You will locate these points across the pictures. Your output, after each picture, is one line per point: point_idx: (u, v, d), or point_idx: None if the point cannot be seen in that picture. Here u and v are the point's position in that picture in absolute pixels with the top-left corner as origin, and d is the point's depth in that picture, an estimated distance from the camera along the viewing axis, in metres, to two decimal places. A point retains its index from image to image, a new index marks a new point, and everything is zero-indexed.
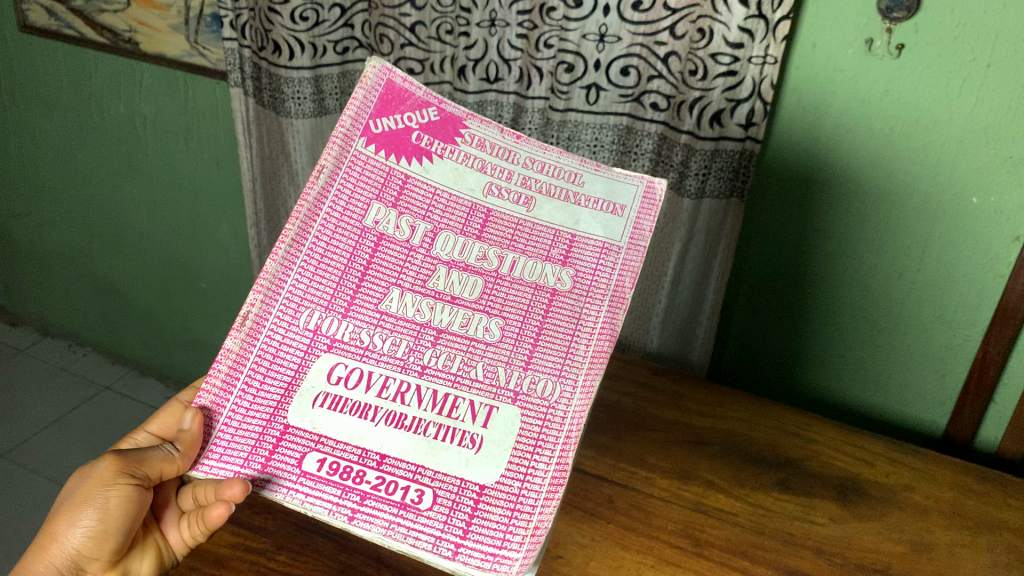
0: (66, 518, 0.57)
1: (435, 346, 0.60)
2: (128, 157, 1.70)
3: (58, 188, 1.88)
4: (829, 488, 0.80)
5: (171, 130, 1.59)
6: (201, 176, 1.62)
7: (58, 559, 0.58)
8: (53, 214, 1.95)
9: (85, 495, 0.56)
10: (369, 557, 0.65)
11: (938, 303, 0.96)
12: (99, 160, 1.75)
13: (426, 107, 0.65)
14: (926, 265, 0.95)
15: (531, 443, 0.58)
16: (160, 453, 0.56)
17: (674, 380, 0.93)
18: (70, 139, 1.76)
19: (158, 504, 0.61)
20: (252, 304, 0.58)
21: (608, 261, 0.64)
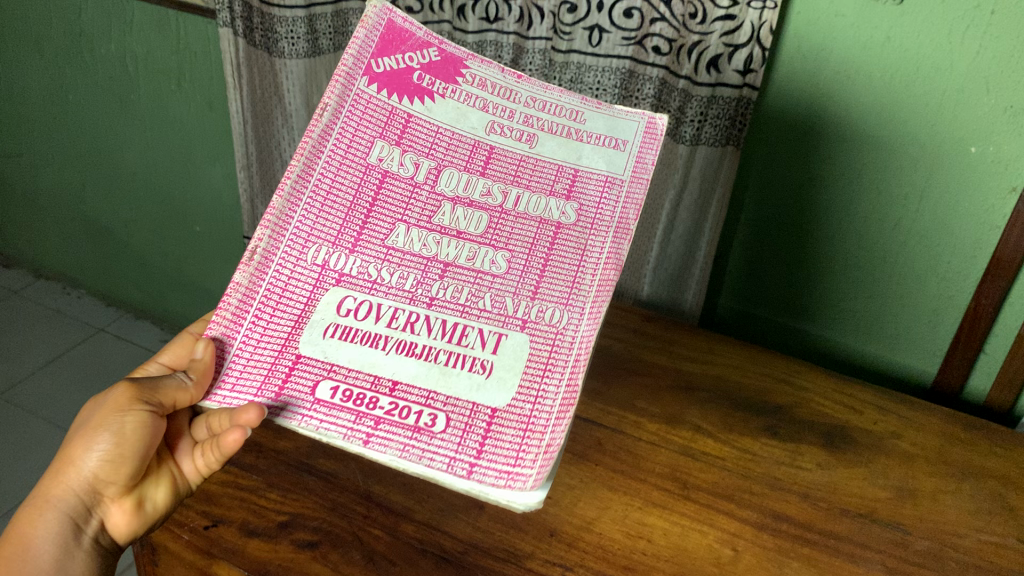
0: (82, 442, 0.57)
1: (446, 276, 0.62)
2: (121, 98, 1.58)
3: (48, 130, 1.74)
4: (817, 434, 0.80)
5: (164, 69, 1.48)
6: (195, 119, 1.51)
7: (74, 484, 0.58)
8: (42, 160, 1.81)
9: (101, 419, 0.57)
10: (358, 496, 0.69)
11: (936, 256, 0.99)
12: (90, 100, 1.62)
13: (426, 48, 0.67)
14: (921, 222, 0.98)
15: (543, 363, 0.58)
16: (174, 382, 0.57)
17: (666, 328, 0.95)
18: (60, 78, 1.63)
19: (172, 433, 0.62)
20: (260, 239, 0.59)
21: (612, 194, 0.66)
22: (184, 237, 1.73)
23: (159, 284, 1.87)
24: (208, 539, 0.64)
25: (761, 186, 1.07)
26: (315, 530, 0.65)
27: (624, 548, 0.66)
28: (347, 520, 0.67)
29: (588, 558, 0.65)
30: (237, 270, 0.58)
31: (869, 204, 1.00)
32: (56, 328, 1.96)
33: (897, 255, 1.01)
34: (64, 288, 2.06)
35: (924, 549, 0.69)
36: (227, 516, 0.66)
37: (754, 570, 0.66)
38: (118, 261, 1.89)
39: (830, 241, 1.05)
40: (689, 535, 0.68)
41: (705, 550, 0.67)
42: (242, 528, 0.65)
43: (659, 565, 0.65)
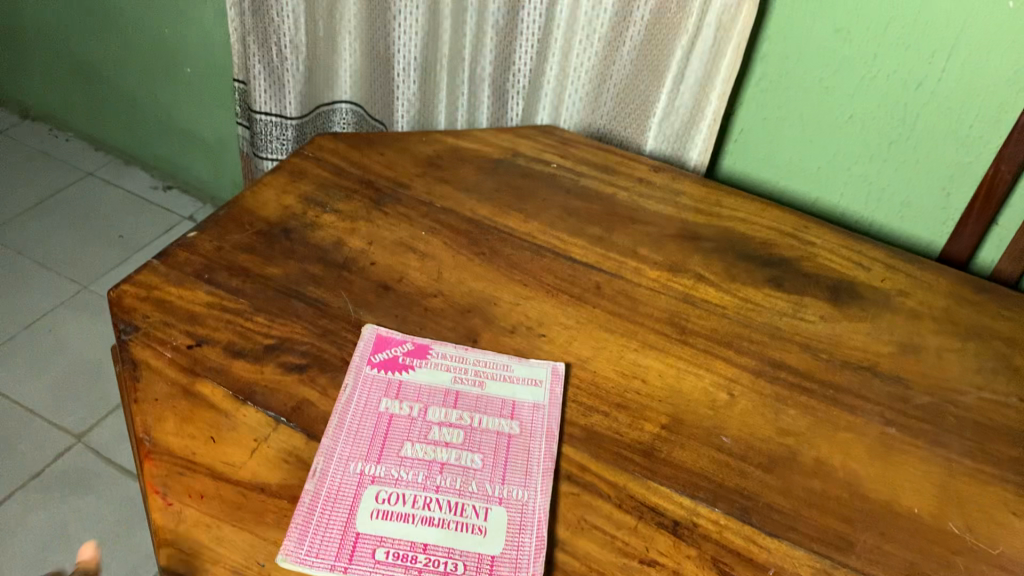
0: None
1: (444, 471, 0.57)
2: None
3: None
4: (822, 288, 0.78)
5: None
6: None
7: None
8: None
9: None
10: (349, 324, 0.67)
11: (946, 138, 0.92)
12: None
13: (407, 340, 0.67)
14: (921, 121, 0.92)
15: (515, 525, 0.55)
16: None
17: (673, 178, 0.90)
18: None
19: None
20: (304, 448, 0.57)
21: (538, 418, 0.62)
22: (174, 77, 1.62)
23: (149, 129, 1.78)
24: (192, 358, 0.62)
25: (752, 99, 1.01)
26: (303, 354, 0.64)
27: (617, 386, 0.65)
28: (336, 347, 0.65)
29: (580, 394, 0.64)
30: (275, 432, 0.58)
31: (864, 108, 0.95)
32: (41, 168, 1.85)
33: (897, 142, 0.95)
34: (51, 129, 1.95)
35: (924, 404, 0.68)
36: (211, 337, 0.64)
37: (749, 415, 0.65)
38: (108, 101, 1.79)
39: (826, 148, 1.00)
40: (684, 378, 0.67)
41: (701, 393, 0.66)
42: (228, 350, 0.63)
43: (653, 404, 0.64)
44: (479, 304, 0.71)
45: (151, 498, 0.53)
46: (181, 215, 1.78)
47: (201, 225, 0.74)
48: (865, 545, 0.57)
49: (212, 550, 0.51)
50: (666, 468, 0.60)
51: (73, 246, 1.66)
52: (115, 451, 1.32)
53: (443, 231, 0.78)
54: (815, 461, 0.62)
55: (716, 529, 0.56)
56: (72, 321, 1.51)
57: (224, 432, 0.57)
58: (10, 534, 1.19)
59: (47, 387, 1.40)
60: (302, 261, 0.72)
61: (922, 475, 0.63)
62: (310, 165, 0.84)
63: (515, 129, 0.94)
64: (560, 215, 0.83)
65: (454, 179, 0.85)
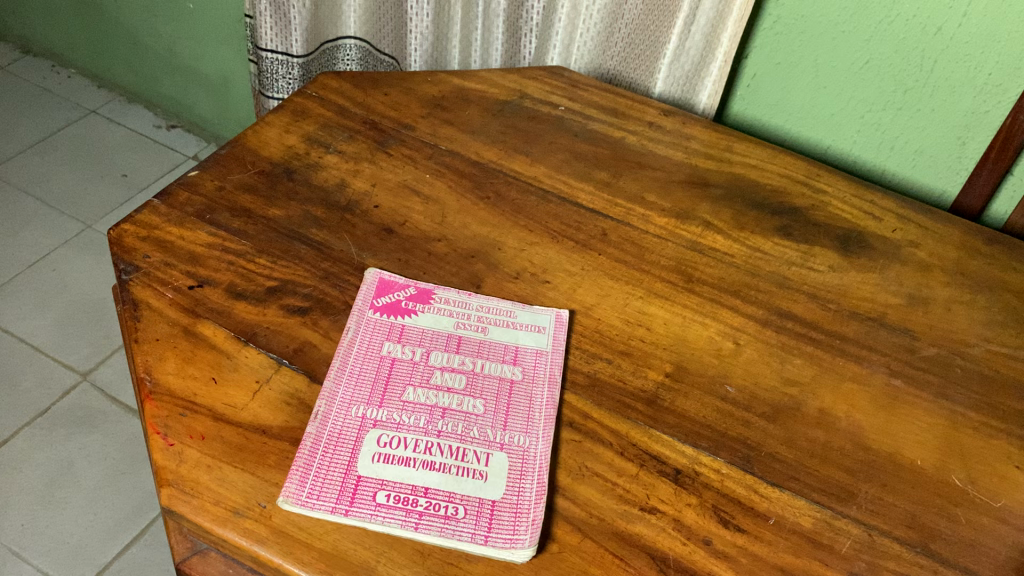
0: None
1: (445, 416, 0.57)
2: None
3: None
4: (832, 238, 0.77)
5: None
6: None
7: None
8: None
9: None
10: (351, 267, 0.66)
11: (963, 86, 0.89)
12: None
13: (410, 285, 0.66)
14: (938, 67, 0.89)
15: (516, 470, 0.55)
16: None
17: (682, 122, 0.89)
18: None
19: None
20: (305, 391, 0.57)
21: (541, 365, 0.62)
22: (176, 13, 1.59)
23: (152, 66, 1.75)
24: (193, 299, 0.62)
25: (766, 42, 0.98)
26: (305, 297, 0.63)
27: (621, 334, 0.65)
28: (339, 290, 0.64)
29: (583, 341, 0.64)
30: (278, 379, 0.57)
31: (880, 53, 0.91)
32: (44, 105, 1.82)
33: (913, 88, 0.92)
34: (53, 66, 1.92)
35: (931, 356, 0.68)
36: (212, 278, 0.63)
37: (753, 365, 0.64)
38: (110, 38, 1.76)
39: (839, 94, 0.97)
40: (689, 327, 0.66)
41: (706, 342, 0.65)
42: (230, 291, 0.63)
43: (657, 352, 0.64)
44: (483, 249, 0.70)
45: (152, 439, 0.53)
46: (185, 154, 1.76)
47: (202, 165, 0.73)
48: (866, 496, 0.57)
49: (214, 490, 0.51)
50: (669, 417, 0.59)
51: (76, 184, 1.65)
52: (120, 390, 1.33)
53: (448, 174, 0.77)
54: (819, 412, 0.62)
55: (717, 478, 0.56)
56: (76, 259, 1.51)
57: (225, 373, 0.57)
58: (18, 470, 1.21)
59: (52, 325, 1.40)
60: (304, 203, 0.71)
61: (926, 427, 0.62)
62: (313, 104, 0.82)
63: (523, 70, 0.92)
64: (567, 159, 0.81)
65: (460, 121, 0.83)
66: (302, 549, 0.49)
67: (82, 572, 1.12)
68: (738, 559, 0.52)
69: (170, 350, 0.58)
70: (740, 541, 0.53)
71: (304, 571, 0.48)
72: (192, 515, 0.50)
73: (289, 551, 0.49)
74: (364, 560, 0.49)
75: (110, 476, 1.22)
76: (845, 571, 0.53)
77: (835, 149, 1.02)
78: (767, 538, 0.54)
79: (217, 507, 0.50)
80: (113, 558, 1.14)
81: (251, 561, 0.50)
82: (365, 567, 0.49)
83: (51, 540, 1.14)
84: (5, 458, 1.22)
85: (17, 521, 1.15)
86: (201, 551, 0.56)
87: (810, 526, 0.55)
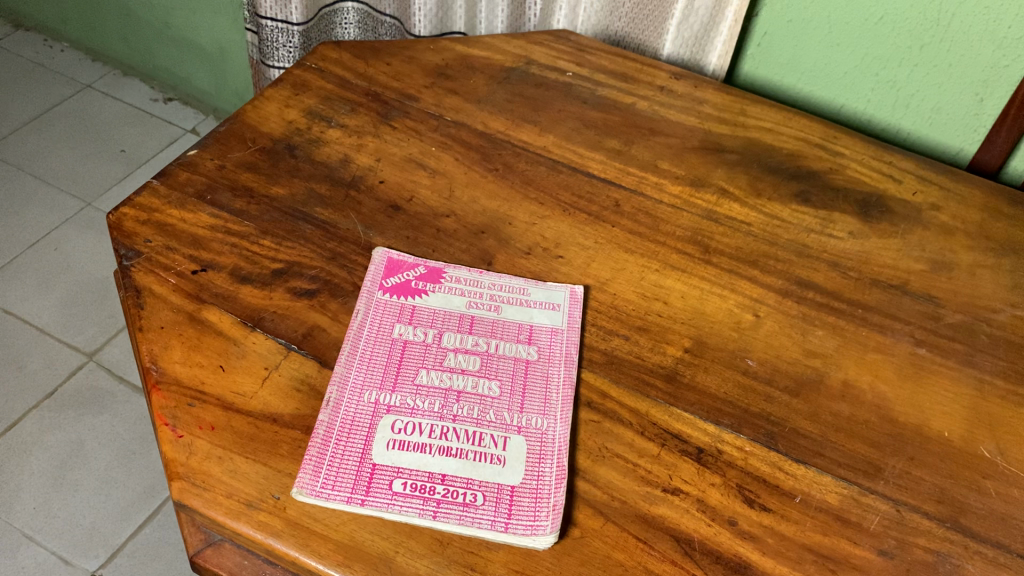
0: None
1: (460, 400, 0.55)
2: None
3: None
4: (851, 203, 0.75)
5: None
6: None
7: None
8: None
9: None
10: (358, 247, 0.64)
11: (982, 40, 0.86)
12: None
13: (420, 265, 0.64)
14: (956, 21, 0.86)
15: (535, 454, 0.53)
16: None
17: (694, 86, 0.86)
18: None
19: None
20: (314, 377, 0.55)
21: (556, 344, 0.60)
22: None
23: (147, 38, 1.71)
24: (197, 285, 0.60)
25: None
26: (313, 279, 0.61)
27: (638, 309, 0.63)
28: (346, 272, 0.62)
29: (599, 317, 0.62)
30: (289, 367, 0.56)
31: (896, 8, 0.88)
32: (39, 80, 1.79)
33: (930, 43, 0.89)
34: (47, 40, 1.89)
35: (956, 324, 0.66)
36: (217, 262, 0.61)
37: (774, 337, 0.63)
38: (103, 9, 1.72)
39: (853, 52, 0.94)
40: (707, 300, 0.65)
41: (724, 315, 0.64)
42: (234, 275, 0.61)
43: (675, 327, 0.62)
44: (493, 224, 0.68)
45: (161, 431, 0.52)
46: (183, 128, 1.73)
47: (201, 143, 0.71)
48: (893, 470, 0.55)
49: (226, 482, 0.49)
50: (690, 394, 0.58)
51: (74, 161, 1.63)
52: (127, 370, 1.32)
53: (454, 147, 0.75)
54: (843, 384, 0.60)
55: (741, 456, 0.55)
56: (78, 239, 1.49)
57: (233, 361, 0.56)
58: (28, 453, 1.20)
59: (56, 306, 1.39)
60: (308, 180, 0.69)
61: (953, 396, 0.61)
62: (313, 77, 0.79)
63: (528, 35, 0.90)
64: (576, 128, 0.79)
65: (465, 90, 0.81)
66: (319, 541, 0.47)
67: (97, 553, 1.12)
68: (765, 539, 0.51)
69: (176, 337, 0.56)
70: (766, 520, 0.52)
71: (322, 564, 0.47)
72: (204, 509, 0.48)
73: (305, 544, 0.47)
74: (383, 550, 0.48)
75: (121, 457, 1.22)
76: (874, 549, 0.51)
77: (850, 108, 0.99)
78: (794, 516, 0.52)
79: (230, 500, 0.49)
80: (126, 540, 1.13)
81: (267, 554, 0.48)
82: (383, 557, 0.47)
83: (65, 522, 1.14)
84: (15, 441, 1.21)
85: (30, 504, 1.15)
86: (215, 543, 0.55)
87: (837, 503, 0.53)
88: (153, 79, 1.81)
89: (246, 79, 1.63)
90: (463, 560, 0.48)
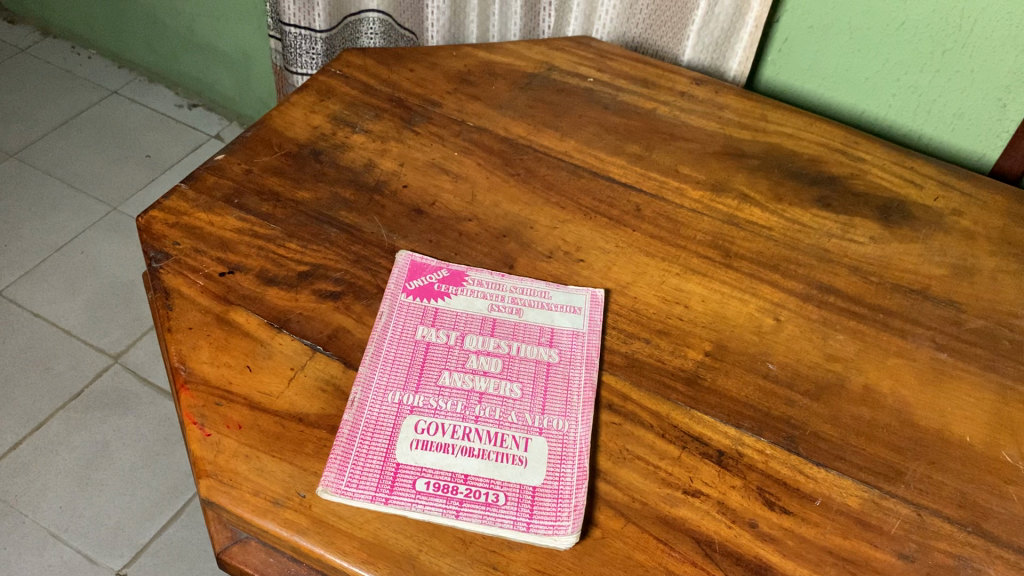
0: None
1: (482, 401, 0.56)
2: None
3: None
4: (872, 208, 0.75)
5: None
6: None
7: None
8: None
9: None
10: (382, 251, 0.65)
11: (1005, 45, 0.86)
12: None
13: (443, 269, 0.65)
14: (979, 26, 0.86)
15: (556, 455, 0.54)
16: None
17: (715, 91, 0.86)
18: None
19: None
20: (340, 379, 0.56)
21: (576, 346, 0.61)
22: None
23: (172, 45, 1.74)
24: (224, 286, 0.61)
25: (798, 4, 0.95)
26: (337, 281, 0.62)
27: (658, 313, 0.64)
28: (371, 274, 0.63)
29: (621, 320, 0.63)
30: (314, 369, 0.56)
31: (918, 14, 0.88)
32: (66, 86, 1.82)
33: (952, 48, 0.89)
34: (74, 47, 1.91)
35: (977, 329, 0.66)
36: (244, 264, 0.62)
37: (795, 341, 0.63)
38: (129, 16, 1.74)
39: (874, 57, 0.94)
40: (728, 304, 0.65)
41: (745, 319, 0.64)
42: (261, 277, 0.62)
43: (695, 330, 0.63)
44: (515, 228, 0.69)
45: (189, 429, 0.53)
46: (207, 133, 1.75)
47: (228, 148, 0.72)
48: (915, 474, 0.55)
49: (253, 480, 0.50)
50: (711, 397, 0.58)
51: (100, 166, 1.65)
52: (152, 371, 1.34)
53: (476, 152, 0.76)
54: (863, 388, 0.60)
55: (761, 458, 0.55)
56: (104, 242, 1.51)
57: (260, 361, 0.57)
58: (55, 452, 1.22)
59: (82, 308, 1.41)
60: (333, 184, 0.70)
61: (975, 401, 0.61)
62: (337, 83, 0.81)
63: (549, 41, 0.90)
64: (597, 133, 0.79)
65: (487, 96, 0.82)
66: (344, 539, 0.48)
67: (121, 553, 1.13)
68: (785, 541, 0.51)
69: (204, 338, 0.58)
70: (786, 523, 0.52)
71: (346, 561, 0.47)
72: (231, 506, 0.49)
73: (330, 541, 0.48)
74: (406, 548, 0.48)
75: (145, 457, 1.23)
76: (894, 552, 0.51)
77: (871, 114, 0.99)
78: (814, 519, 0.52)
79: (256, 498, 0.50)
80: (150, 540, 1.15)
81: (292, 551, 0.49)
82: (407, 556, 0.48)
83: (90, 521, 1.15)
84: (42, 441, 1.23)
85: (56, 504, 1.16)
86: (241, 541, 0.56)
87: (858, 506, 0.53)
88: (177, 85, 1.83)
89: (270, 85, 1.65)
90: (485, 558, 0.48)
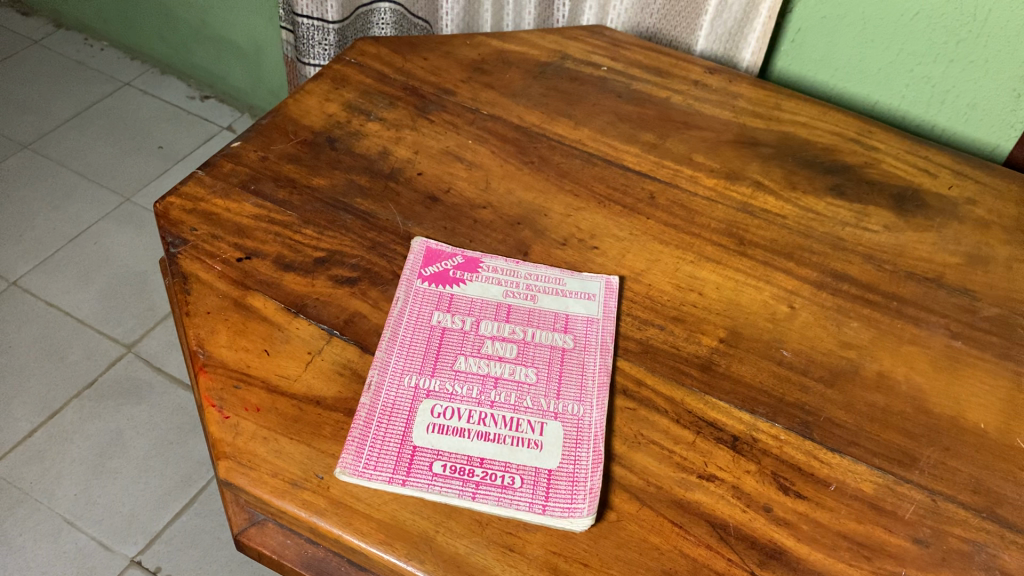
0: None
1: (498, 386, 0.56)
2: None
3: None
4: (886, 197, 0.75)
5: None
6: None
7: None
8: None
9: None
10: (398, 237, 0.65)
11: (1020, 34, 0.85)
12: None
13: (459, 256, 0.65)
14: (994, 15, 0.86)
15: (571, 439, 0.54)
16: None
17: (729, 80, 0.86)
18: None
19: None
20: (357, 365, 0.56)
21: (590, 333, 0.61)
22: None
23: (184, 36, 1.74)
24: (241, 272, 0.61)
25: None
26: (353, 267, 0.63)
27: (673, 300, 0.64)
28: (386, 261, 0.64)
29: (636, 307, 0.63)
30: (333, 353, 0.57)
31: (932, 4, 0.88)
32: (79, 78, 1.82)
33: (967, 38, 0.88)
34: (86, 38, 1.92)
35: (992, 317, 0.66)
36: (261, 250, 0.63)
37: (809, 328, 0.63)
38: (142, 8, 1.75)
39: (889, 48, 0.94)
40: (743, 291, 0.65)
41: (760, 306, 0.64)
42: (278, 263, 0.62)
43: (709, 317, 0.63)
44: (530, 216, 0.69)
45: (208, 412, 0.53)
46: (219, 125, 1.76)
47: (244, 135, 0.73)
48: (929, 460, 0.55)
49: (271, 462, 0.51)
50: (725, 383, 0.58)
51: (113, 157, 1.66)
52: (165, 361, 1.35)
53: (491, 140, 0.76)
54: (877, 374, 0.60)
55: (776, 444, 0.55)
56: (117, 233, 1.52)
57: (277, 345, 0.57)
58: (70, 441, 1.23)
59: (96, 298, 1.42)
60: (348, 172, 0.70)
61: (989, 389, 0.61)
62: (351, 71, 0.81)
63: (563, 30, 0.91)
64: (611, 122, 0.80)
65: (501, 85, 0.82)
66: (362, 520, 0.49)
67: (135, 540, 1.14)
68: (800, 525, 0.51)
69: (222, 322, 0.58)
70: (802, 508, 0.52)
71: (365, 542, 0.48)
72: (249, 487, 0.50)
73: (348, 522, 0.49)
74: (423, 529, 0.49)
75: (159, 446, 1.24)
76: (909, 537, 0.51)
77: (884, 104, 0.99)
78: (829, 504, 0.53)
79: (275, 479, 0.50)
80: (164, 527, 1.16)
81: (311, 532, 0.50)
82: (424, 537, 0.48)
83: (105, 509, 1.16)
84: (57, 429, 1.24)
85: (70, 492, 1.17)
86: (258, 523, 0.56)
87: (873, 492, 0.53)
88: (190, 77, 1.84)
89: (282, 76, 1.65)
90: (502, 540, 0.49)
